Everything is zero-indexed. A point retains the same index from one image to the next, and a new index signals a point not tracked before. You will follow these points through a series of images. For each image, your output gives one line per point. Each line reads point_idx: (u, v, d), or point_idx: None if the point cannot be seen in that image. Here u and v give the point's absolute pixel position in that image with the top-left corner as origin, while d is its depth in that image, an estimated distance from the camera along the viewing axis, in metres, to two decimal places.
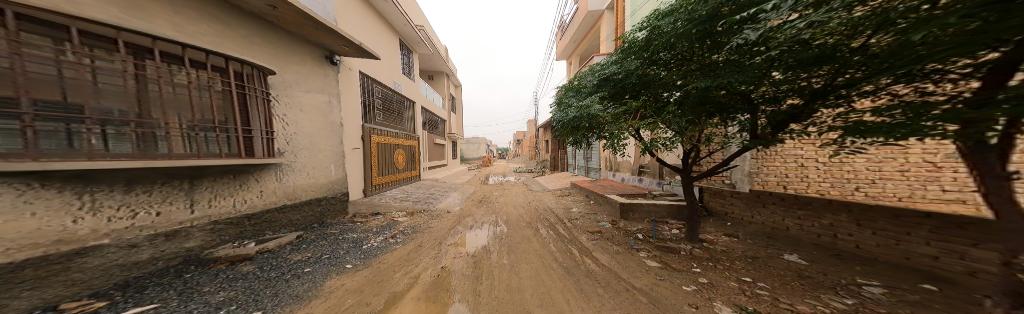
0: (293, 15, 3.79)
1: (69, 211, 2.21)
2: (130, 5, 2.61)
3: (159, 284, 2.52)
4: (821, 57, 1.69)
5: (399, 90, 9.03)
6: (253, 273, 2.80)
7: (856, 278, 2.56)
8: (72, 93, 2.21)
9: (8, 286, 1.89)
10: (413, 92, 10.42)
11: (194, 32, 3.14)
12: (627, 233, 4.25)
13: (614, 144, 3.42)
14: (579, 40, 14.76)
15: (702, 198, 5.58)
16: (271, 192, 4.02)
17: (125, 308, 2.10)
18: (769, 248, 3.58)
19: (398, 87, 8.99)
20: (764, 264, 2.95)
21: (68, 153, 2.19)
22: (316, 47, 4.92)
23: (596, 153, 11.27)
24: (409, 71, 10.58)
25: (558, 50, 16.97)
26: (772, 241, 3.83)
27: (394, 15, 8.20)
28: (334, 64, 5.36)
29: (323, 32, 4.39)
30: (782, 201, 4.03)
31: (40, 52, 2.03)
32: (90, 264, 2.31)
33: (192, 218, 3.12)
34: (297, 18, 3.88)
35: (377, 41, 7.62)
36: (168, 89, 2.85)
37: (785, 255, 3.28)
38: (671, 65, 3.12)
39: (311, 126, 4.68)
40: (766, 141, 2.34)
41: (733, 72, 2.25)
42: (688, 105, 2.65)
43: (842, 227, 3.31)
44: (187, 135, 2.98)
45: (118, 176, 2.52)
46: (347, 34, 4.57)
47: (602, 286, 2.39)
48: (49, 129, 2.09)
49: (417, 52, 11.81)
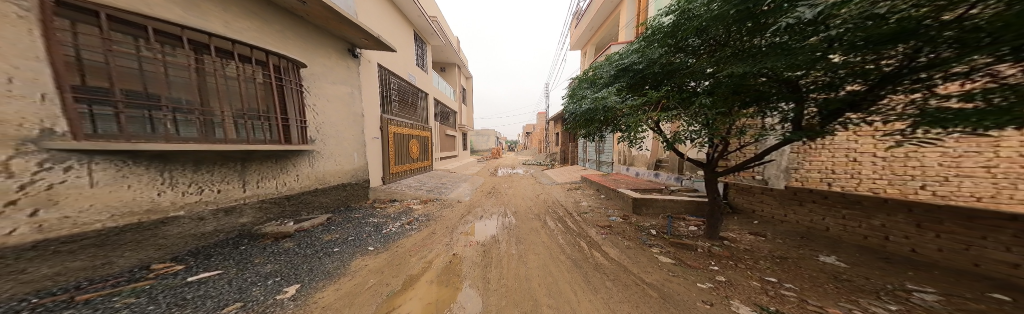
0: (320, 9, 4.09)
1: (155, 185, 2.68)
2: (190, 4, 2.99)
3: (220, 253, 2.96)
4: (899, 33, 1.38)
5: (413, 81, 9.36)
6: (292, 250, 3.16)
7: (905, 283, 2.22)
8: (152, 85, 2.68)
9: (117, 245, 2.38)
10: (426, 83, 10.75)
11: (239, 28, 3.52)
12: (639, 228, 4.08)
13: (630, 137, 3.21)
14: (596, 28, 14.16)
15: (727, 194, 5.27)
16: (305, 177, 4.48)
17: (197, 272, 2.52)
18: (803, 248, 3.21)
19: (412, 78, 9.34)
20: (794, 265, 2.66)
21: (150, 136, 2.64)
22: (340, 40, 5.29)
23: (610, 146, 10.82)
24: (423, 64, 11.00)
25: (572, 40, 16.48)
26: (808, 242, 3.45)
27: (409, 6, 8.46)
28: (354, 57, 5.73)
29: (345, 26, 4.69)
30: (824, 200, 3.69)
31: (124, 49, 2.48)
32: (171, 232, 2.81)
33: (244, 196, 3.58)
34: (324, 12, 4.19)
35: (393, 34, 8.00)
36: (222, 82, 3.28)
37: (820, 257, 2.93)
38: (701, 52, 2.90)
39: (335, 115, 5.04)
40: (814, 132, 2.06)
41: (780, 56, 1.93)
42: (720, 94, 2.40)
43: (896, 229, 2.97)
44: (237, 122, 3.38)
45: (189, 157, 2.98)
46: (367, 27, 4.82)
47: (611, 279, 2.32)
48: (136, 115, 2.55)
49: (431, 43, 12.10)
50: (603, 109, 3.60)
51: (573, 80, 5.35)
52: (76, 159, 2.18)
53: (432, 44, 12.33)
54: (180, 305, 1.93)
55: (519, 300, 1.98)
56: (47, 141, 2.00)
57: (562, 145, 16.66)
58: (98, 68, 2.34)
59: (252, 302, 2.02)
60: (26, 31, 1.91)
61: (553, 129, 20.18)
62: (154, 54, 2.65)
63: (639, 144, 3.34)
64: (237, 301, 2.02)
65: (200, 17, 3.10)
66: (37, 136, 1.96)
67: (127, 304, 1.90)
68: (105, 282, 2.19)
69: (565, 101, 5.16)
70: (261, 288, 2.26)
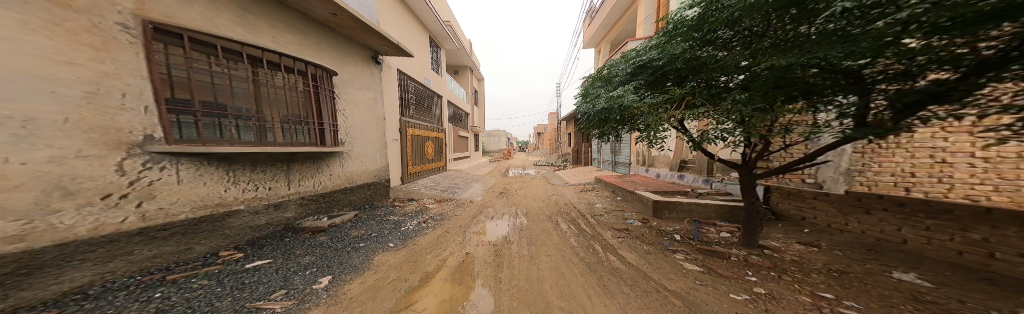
0: (348, 19, 4.44)
1: (223, 183, 3.16)
2: (246, 23, 3.51)
3: (270, 244, 3.37)
4: (998, 11, 1.09)
5: (429, 85, 9.88)
6: (326, 243, 3.48)
7: (1018, 310, 1.70)
8: (220, 96, 3.20)
9: (196, 233, 2.87)
10: (440, 86, 11.25)
11: (285, 42, 4.04)
12: (660, 232, 3.77)
13: (649, 136, 2.99)
14: (611, 26, 13.75)
15: (770, 199, 4.78)
16: (338, 176, 4.93)
17: (253, 260, 2.89)
18: (870, 263, 2.69)
19: (428, 82, 9.85)
20: (858, 281, 2.23)
21: (218, 140, 3.14)
22: (364, 47, 5.71)
23: (628, 146, 10.29)
24: (437, 68, 11.55)
25: (585, 38, 16.17)
26: (874, 256, 2.89)
27: (424, 12, 8.96)
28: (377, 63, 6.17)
29: (367, 33, 5.05)
30: (897, 207, 3.10)
31: (200, 66, 2.97)
32: (236, 223, 3.29)
33: (289, 193, 4.04)
34: (350, 22, 4.55)
35: (411, 40, 8.53)
36: (273, 91, 3.76)
37: (894, 273, 2.42)
38: (733, 45, 2.65)
39: (361, 118, 5.49)
40: (883, 129, 1.72)
41: (835, 44, 1.67)
42: (756, 89, 2.15)
43: (1002, 244, 2.36)
44: (284, 127, 3.85)
45: (250, 159, 3.48)
46: (387, 34, 5.15)
47: (628, 284, 2.15)
48: (211, 123, 3.09)
49: (444, 47, 12.63)
50: (619, 109, 3.45)
51: (585, 79, 5.23)
52: (168, 160, 2.67)
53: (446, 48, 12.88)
54: (239, 289, 2.25)
55: (531, 302, 1.93)
56: (148, 146, 2.51)
57: (575, 146, 16.27)
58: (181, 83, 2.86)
59: (294, 290, 2.26)
60: (132, 52, 2.44)
61: (565, 129, 19.83)
62: (222, 69, 3.14)
63: (659, 144, 3.12)
64: (282, 288, 2.28)
65: (254, 34, 3.63)
66: (141, 141, 2.47)
67: (204, 285, 2.28)
68: (187, 265, 2.67)
69: (577, 100, 5.03)
70: (301, 277, 2.51)
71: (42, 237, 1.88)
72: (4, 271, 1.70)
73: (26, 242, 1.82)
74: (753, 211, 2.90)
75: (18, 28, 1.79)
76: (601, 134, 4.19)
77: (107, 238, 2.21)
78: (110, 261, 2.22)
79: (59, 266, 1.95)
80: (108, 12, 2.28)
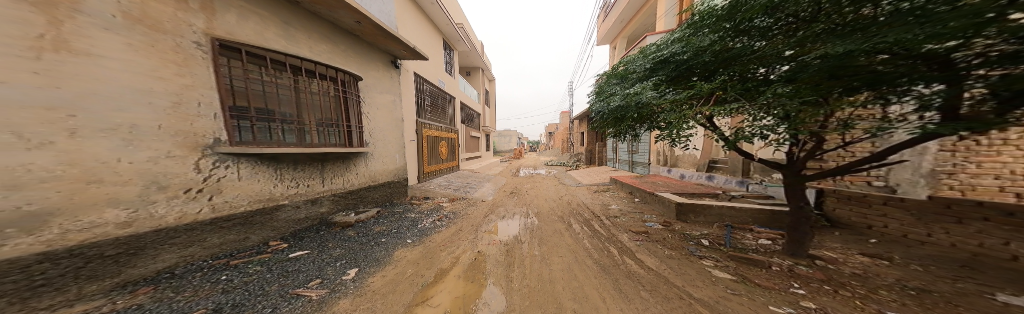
0: (371, 27, 4.63)
1: (273, 180, 3.59)
2: (287, 35, 3.83)
3: (308, 236, 3.73)
4: None
5: (443, 87, 10.30)
6: (354, 238, 3.75)
7: None
8: (270, 103, 3.66)
9: (255, 224, 3.37)
10: (453, 87, 11.65)
11: (320, 51, 4.34)
12: (686, 236, 3.49)
13: (672, 134, 2.77)
14: (628, 21, 13.21)
15: (822, 204, 4.18)
16: (363, 175, 5.29)
17: (294, 250, 3.23)
18: (959, 282, 2.19)
19: (442, 84, 10.27)
20: (940, 301, 1.83)
21: (268, 142, 3.58)
22: (383, 52, 5.91)
23: (648, 145, 9.68)
24: (450, 69, 11.95)
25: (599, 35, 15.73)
26: (967, 273, 2.36)
27: (438, 15, 9.36)
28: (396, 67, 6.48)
29: (388, 39, 5.23)
30: (1007, 217, 2.52)
31: (254, 77, 3.43)
32: (281, 216, 3.72)
33: (324, 190, 4.45)
34: (373, 30, 4.74)
35: (425, 43, 8.91)
36: (311, 97, 4.20)
37: (998, 295, 1.92)
38: (774, 34, 2.33)
39: (382, 121, 5.83)
40: (981, 122, 1.38)
41: (912, 25, 1.37)
42: (804, 81, 1.86)
43: None
44: (320, 130, 4.28)
45: (295, 159, 3.92)
46: (405, 38, 5.36)
47: (647, 290, 2.02)
48: (263, 127, 3.55)
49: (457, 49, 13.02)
50: (637, 106, 3.27)
51: (601, 76, 5.06)
52: (232, 160, 3.13)
53: (459, 50, 13.26)
54: (284, 277, 2.52)
55: (542, 303, 1.87)
56: (217, 147, 2.97)
57: (588, 145, 15.78)
58: (239, 93, 3.32)
59: (328, 280, 2.46)
60: (204, 66, 2.90)
61: (577, 128, 19.43)
62: (271, 79, 3.59)
63: (683, 143, 2.88)
64: (318, 278, 2.49)
65: (294, 45, 3.94)
66: (212, 143, 2.93)
67: (257, 271, 2.63)
68: (246, 253, 3.12)
69: (592, 98, 4.88)
70: (333, 268, 2.74)
71: (143, 223, 2.39)
72: (115, 252, 2.21)
73: (134, 227, 2.33)
74: (801, 217, 2.60)
75: (122, 49, 2.26)
76: (617, 133, 4.02)
77: (187, 226, 2.71)
78: (188, 246, 2.71)
79: (156, 247, 2.47)
80: (186, 32, 2.74)
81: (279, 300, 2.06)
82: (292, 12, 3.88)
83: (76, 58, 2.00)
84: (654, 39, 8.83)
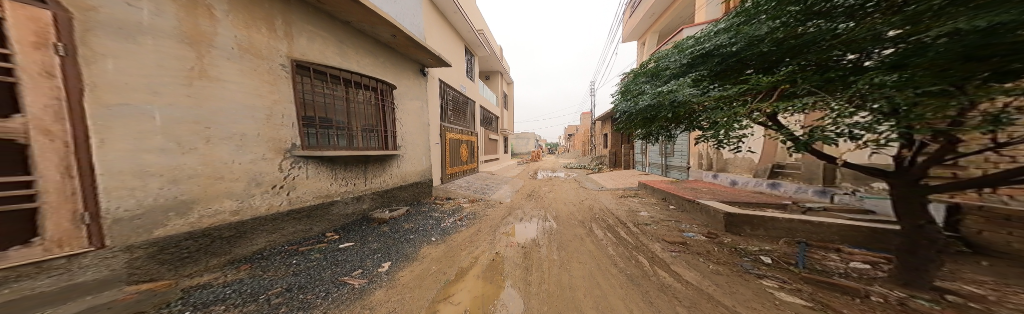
0: (404, 39, 5.13)
1: (331, 179, 4.17)
2: (340, 51, 4.42)
3: (354, 230, 4.20)
4: None
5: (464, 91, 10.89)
6: (389, 233, 4.09)
7: None
8: (331, 112, 4.28)
9: (318, 219, 3.94)
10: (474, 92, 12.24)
11: (366, 65, 4.94)
12: (738, 251, 2.90)
13: (718, 135, 2.42)
14: (659, 15, 12.30)
15: (956, 224, 3.02)
16: (395, 176, 5.75)
17: (344, 242, 3.66)
18: None
19: (463, 89, 10.86)
20: None
21: (326, 145, 4.21)
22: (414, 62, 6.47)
23: (687, 148, 8.54)
24: (472, 75, 12.56)
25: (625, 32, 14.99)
26: None
27: (461, 23, 10.05)
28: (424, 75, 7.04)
29: (419, 49, 5.75)
30: None
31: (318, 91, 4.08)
32: (336, 210, 4.27)
33: (367, 188, 5.00)
34: (406, 41, 5.23)
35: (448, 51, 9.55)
36: (361, 107, 4.80)
37: None
38: (868, 12, 1.79)
39: (411, 124, 6.34)
40: None
41: None
42: (918, 64, 1.38)
43: None
44: (365, 135, 4.87)
45: (349, 160, 4.51)
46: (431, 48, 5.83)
47: (686, 307, 1.71)
48: (326, 132, 4.18)
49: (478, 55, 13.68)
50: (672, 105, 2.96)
51: (627, 74, 4.73)
52: (304, 161, 3.73)
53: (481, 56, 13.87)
54: (336, 264, 2.87)
55: (561, 311, 1.70)
56: (294, 151, 3.59)
57: (612, 147, 14.73)
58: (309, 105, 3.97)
59: (367, 270, 2.70)
60: (287, 85, 3.58)
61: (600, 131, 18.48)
62: (331, 92, 4.24)
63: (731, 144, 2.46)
64: (360, 268, 2.75)
65: (344, 58, 4.50)
66: (290, 148, 3.55)
67: (318, 258, 3.04)
68: (311, 241, 3.67)
69: (617, 97, 4.59)
70: (373, 260, 3.02)
71: (246, 212, 3.02)
72: (229, 234, 2.84)
73: (240, 215, 2.96)
74: (921, 240, 1.92)
75: (236, 73, 2.97)
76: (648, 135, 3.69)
77: (274, 216, 3.32)
78: (273, 233, 3.30)
79: (256, 232, 3.11)
80: (275, 56, 3.44)
81: (331, 286, 2.31)
82: (346, 32, 4.51)
83: (209, 82, 2.71)
84: (691, 31, 7.99)
